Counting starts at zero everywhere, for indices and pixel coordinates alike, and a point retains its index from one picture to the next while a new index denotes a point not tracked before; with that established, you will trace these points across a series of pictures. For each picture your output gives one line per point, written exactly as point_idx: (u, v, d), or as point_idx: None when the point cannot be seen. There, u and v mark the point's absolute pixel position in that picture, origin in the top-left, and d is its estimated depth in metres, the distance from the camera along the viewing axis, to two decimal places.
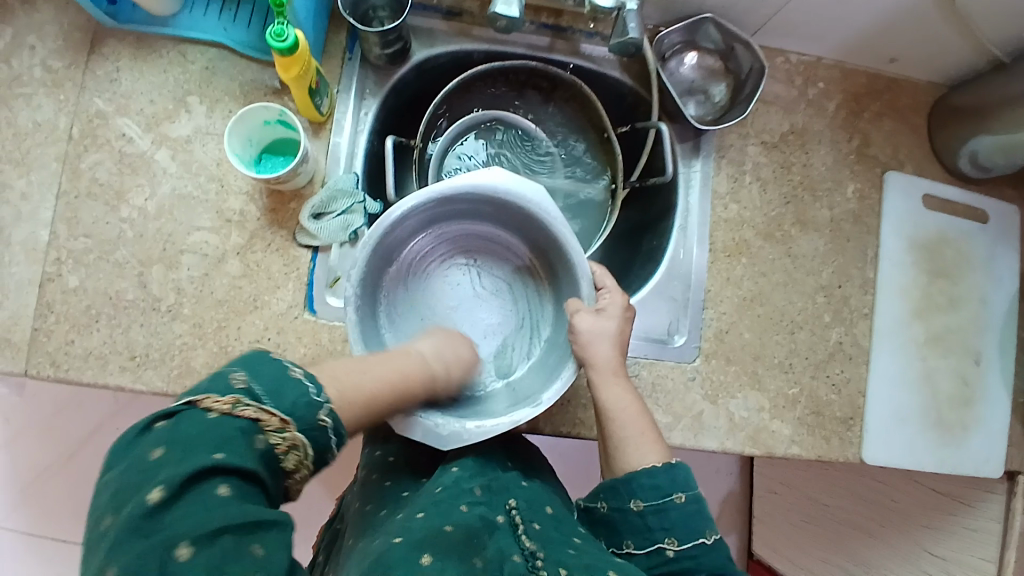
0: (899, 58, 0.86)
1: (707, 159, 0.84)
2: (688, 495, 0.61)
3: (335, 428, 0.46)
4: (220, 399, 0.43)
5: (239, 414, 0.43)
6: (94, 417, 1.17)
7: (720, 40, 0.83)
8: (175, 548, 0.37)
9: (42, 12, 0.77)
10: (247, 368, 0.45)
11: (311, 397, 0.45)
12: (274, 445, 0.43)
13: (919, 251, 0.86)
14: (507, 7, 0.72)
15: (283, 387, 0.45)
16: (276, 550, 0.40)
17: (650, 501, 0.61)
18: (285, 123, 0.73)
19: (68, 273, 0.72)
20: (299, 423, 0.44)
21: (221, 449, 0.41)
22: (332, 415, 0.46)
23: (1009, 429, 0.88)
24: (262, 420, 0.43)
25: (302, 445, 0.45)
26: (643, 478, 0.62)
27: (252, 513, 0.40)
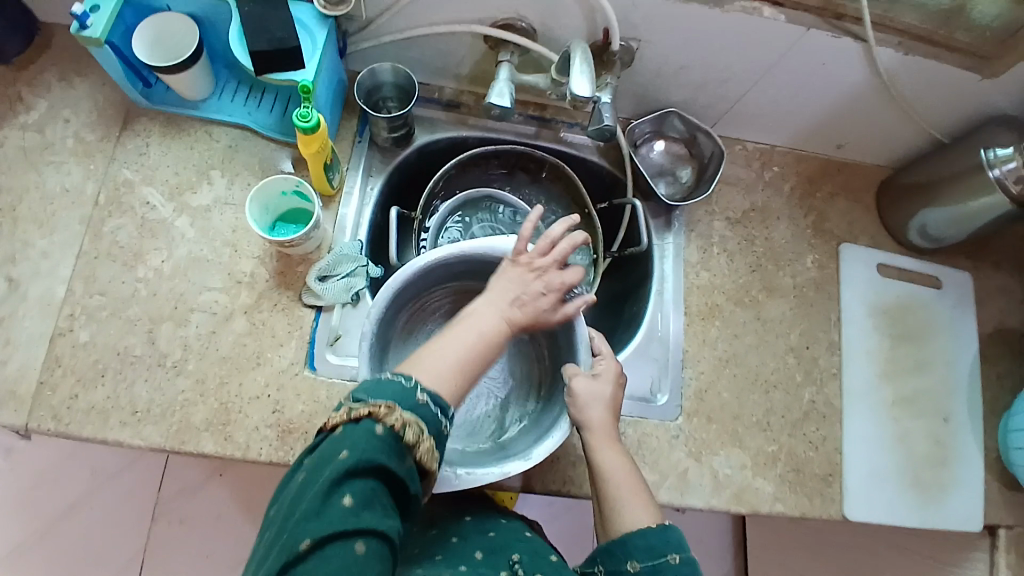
0: (845, 144, 0.98)
1: (678, 233, 0.93)
2: (682, 556, 0.62)
3: (435, 403, 0.54)
4: (338, 413, 0.51)
5: (354, 417, 0.50)
6: (78, 487, 1.20)
7: (684, 130, 0.95)
8: (298, 543, 0.45)
9: (77, 90, 0.86)
10: (360, 389, 0.53)
11: (405, 385, 0.53)
12: (392, 429, 0.50)
13: (880, 316, 0.94)
14: (500, 99, 0.79)
15: (383, 389, 0.52)
16: (373, 547, 0.46)
17: (646, 561, 0.61)
18: (299, 193, 0.80)
19: (80, 327, 0.76)
20: (402, 406, 0.51)
21: (344, 449, 0.49)
22: (427, 394, 0.53)
23: (986, 487, 0.91)
24: (373, 413, 0.50)
25: (413, 422, 0.51)
26: (637, 539, 0.62)
27: (366, 512, 0.47)
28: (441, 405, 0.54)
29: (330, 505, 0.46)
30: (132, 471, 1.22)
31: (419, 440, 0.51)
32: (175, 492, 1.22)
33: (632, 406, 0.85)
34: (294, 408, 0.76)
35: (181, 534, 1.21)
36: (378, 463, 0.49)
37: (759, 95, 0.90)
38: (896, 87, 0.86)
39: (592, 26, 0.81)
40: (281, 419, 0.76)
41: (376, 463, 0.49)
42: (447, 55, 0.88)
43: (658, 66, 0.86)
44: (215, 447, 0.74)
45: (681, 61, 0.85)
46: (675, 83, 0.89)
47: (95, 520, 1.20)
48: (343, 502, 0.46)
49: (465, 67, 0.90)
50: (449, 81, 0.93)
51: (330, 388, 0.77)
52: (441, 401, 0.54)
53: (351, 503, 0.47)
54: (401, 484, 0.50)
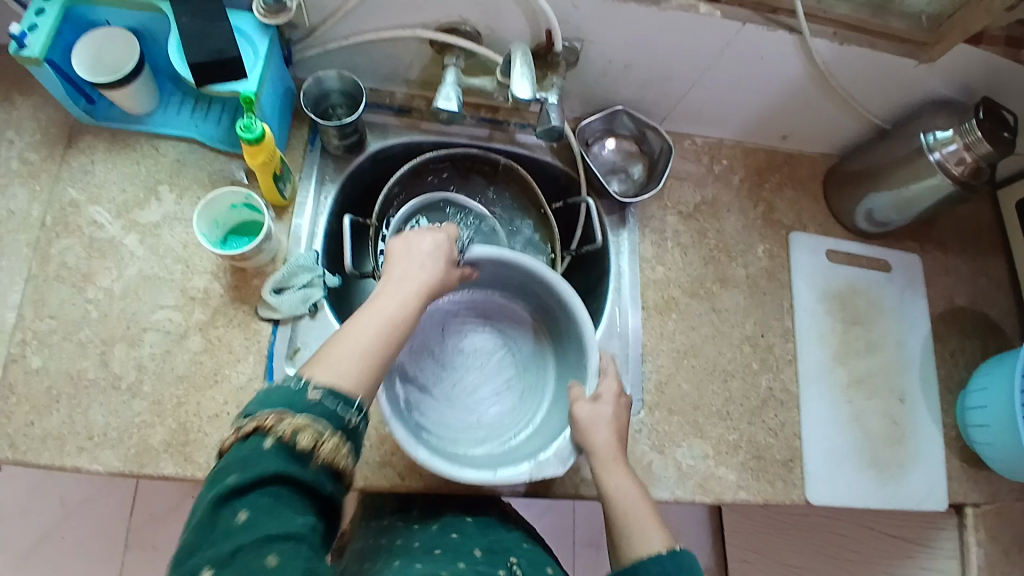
0: (790, 135, 1.00)
1: (633, 229, 0.94)
2: None
3: (331, 397, 0.53)
4: (226, 435, 0.51)
5: (229, 436, 0.50)
6: (52, 512, 1.18)
7: (634, 127, 0.96)
8: (200, 571, 0.45)
9: (21, 111, 0.84)
10: (249, 403, 0.52)
11: (296, 387, 0.53)
12: (282, 438, 0.49)
13: (832, 301, 0.97)
14: (447, 103, 0.79)
15: (265, 398, 0.52)
16: (288, 562, 0.46)
17: None
18: (249, 207, 0.79)
19: (31, 353, 0.75)
20: (293, 410, 0.51)
21: (230, 473, 0.48)
22: (321, 391, 0.52)
23: (943, 461, 0.95)
24: (259, 426, 0.50)
25: (305, 425, 0.50)
26: (649, 567, 0.61)
27: (263, 530, 0.46)
28: (337, 397, 0.53)
29: (223, 525, 0.47)
30: (101, 495, 1.20)
31: (317, 440, 0.50)
32: (148, 516, 1.21)
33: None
34: None
35: (156, 556, 1.19)
36: (275, 473, 0.48)
37: (704, 90, 0.92)
38: (833, 77, 0.88)
39: (535, 28, 0.81)
40: None
41: (267, 473, 0.48)
42: (395, 61, 0.88)
43: (604, 66, 0.87)
44: (176, 468, 0.73)
45: (625, 60, 0.86)
46: (621, 81, 0.90)
47: (66, 549, 1.18)
48: (238, 518, 0.47)
49: (413, 72, 0.90)
50: (399, 87, 0.93)
51: None
52: (341, 395, 0.53)
53: (246, 517, 0.47)
54: (311, 489, 0.50)
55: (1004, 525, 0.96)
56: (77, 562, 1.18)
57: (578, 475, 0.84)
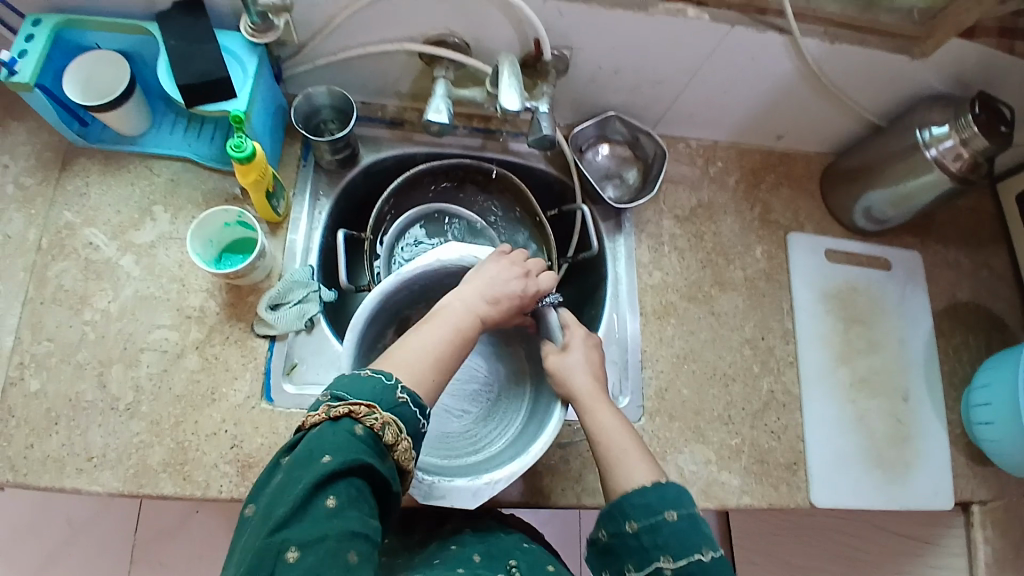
0: (785, 135, 1.00)
1: (629, 235, 0.94)
2: (680, 512, 0.60)
3: (414, 402, 0.56)
4: (316, 413, 0.53)
5: (330, 417, 0.52)
6: (57, 532, 1.18)
7: (626, 132, 0.96)
8: (285, 552, 0.46)
9: (16, 135, 0.85)
10: (340, 389, 0.55)
11: (386, 382, 0.55)
12: (372, 428, 0.52)
13: (832, 300, 0.96)
14: (438, 115, 0.79)
15: (362, 386, 0.55)
16: (365, 560, 0.48)
17: (643, 519, 0.60)
18: (242, 224, 0.80)
19: (30, 377, 0.75)
20: (383, 404, 0.54)
21: (326, 453, 0.50)
22: (407, 391, 0.56)
23: (951, 459, 0.94)
24: (353, 412, 0.52)
25: (393, 421, 0.53)
26: (633, 499, 0.61)
27: (351, 521, 0.48)
28: (421, 403, 0.56)
29: (313, 508, 0.48)
30: (107, 514, 1.21)
31: (397, 440, 0.53)
32: (153, 534, 1.21)
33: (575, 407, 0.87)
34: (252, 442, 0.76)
35: (161, 574, 1.19)
36: (362, 464, 0.51)
37: (696, 93, 0.91)
38: (826, 76, 0.88)
39: (524, 38, 0.81)
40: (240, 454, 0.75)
41: (359, 462, 0.50)
42: (385, 74, 0.88)
43: (594, 72, 0.87)
44: (175, 488, 0.73)
45: (615, 66, 0.86)
46: (612, 87, 0.90)
47: (72, 569, 1.18)
48: (327, 503, 0.48)
49: (404, 85, 0.90)
50: (390, 100, 0.93)
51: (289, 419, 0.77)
52: (420, 398, 0.57)
53: (335, 504, 0.48)
54: (384, 483, 0.52)
55: (1015, 524, 0.95)
56: None
57: (579, 485, 0.83)
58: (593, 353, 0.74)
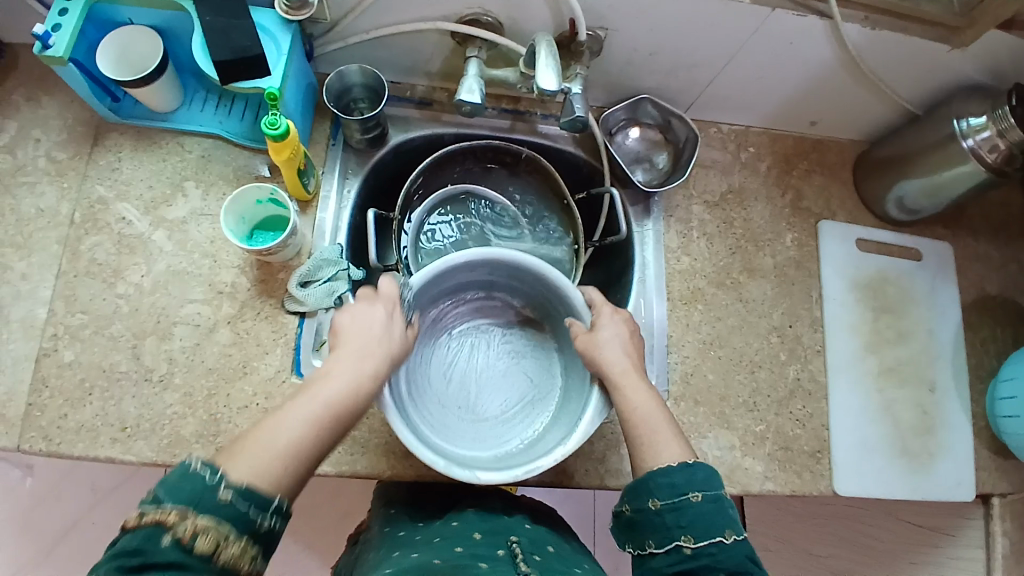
0: (819, 121, 0.98)
1: (657, 219, 0.93)
2: (705, 495, 0.61)
3: (242, 499, 0.50)
4: (132, 514, 0.49)
5: (143, 521, 0.48)
6: (83, 501, 1.21)
7: (658, 115, 0.94)
8: None
9: (48, 109, 0.86)
10: (163, 484, 0.50)
11: (206, 480, 0.50)
12: (180, 538, 0.48)
13: (861, 290, 0.95)
14: (470, 95, 0.78)
15: (183, 482, 0.49)
16: None
17: (667, 499, 0.61)
18: (275, 201, 0.80)
19: (63, 348, 0.76)
20: (199, 510, 0.49)
21: (145, 554, 0.47)
22: (233, 491, 0.50)
23: (976, 451, 0.93)
24: (167, 522, 0.48)
25: (212, 526, 0.48)
26: (659, 478, 0.62)
27: None
28: (251, 498, 0.51)
29: None
30: (131, 484, 1.23)
31: (218, 546, 0.48)
32: None
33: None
34: None
35: None
36: (135, 565, 0.46)
37: (730, 78, 0.90)
38: (864, 62, 0.86)
39: (558, 18, 0.80)
40: None
41: (136, 560, 0.46)
42: (414, 54, 0.87)
43: (628, 53, 0.86)
44: (207, 458, 0.74)
45: (649, 48, 0.85)
46: (644, 69, 0.89)
47: (97, 534, 1.20)
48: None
49: (434, 64, 0.89)
50: (420, 79, 0.92)
51: None
52: (260, 499, 0.51)
53: None
54: None
55: None
56: (108, 547, 1.20)
57: (603, 467, 0.83)
58: (623, 336, 0.73)
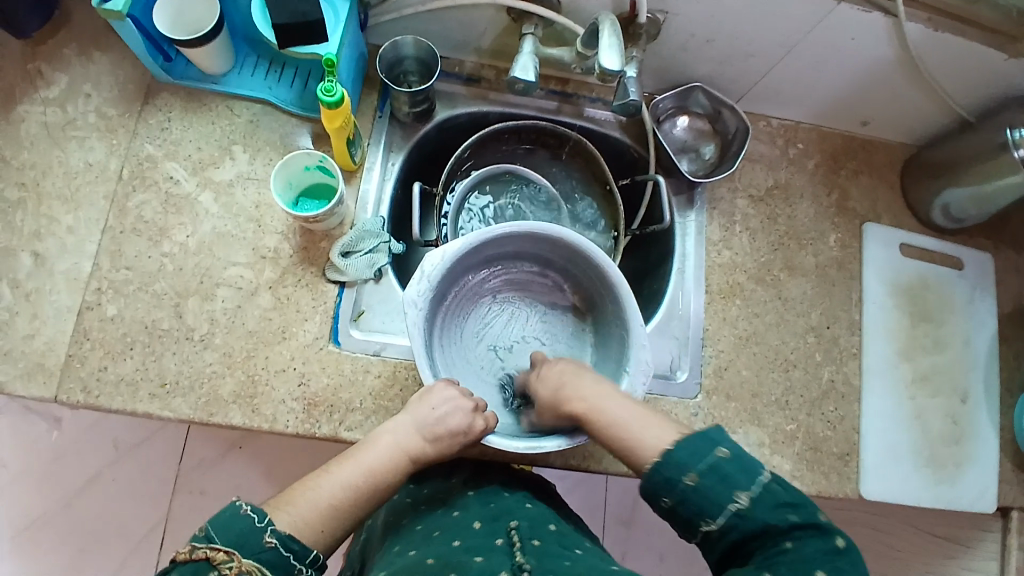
0: (871, 121, 0.96)
1: (700, 210, 0.92)
2: (728, 447, 0.59)
3: (284, 545, 0.54)
4: (180, 551, 0.50)
5: (194, 557, 0.50)
6: (107, 456, 1.23)
7: (708, 105, 0.93)
8: None
9: (100, 65, 0.86)
10: (211, 522, 0.52)
11: (256, 523, 0.53)
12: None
13: (901, 295, 0.94)
14: (524, 74, 0.77)
15: (231, 522, 0.52)
16: None
17: (699, 471, 0.58)
18: (323, 169, 0.80)
19: (107, 302, 0.77)
20: (244, 551, 0.51)
21: None
22: (276, 535, 0.53)
23: (1006, 464, 0.92)
24: (213, 558, 0.50)
25: (255, 572, 0.51)
26: (682, 452, 0.59)
27: None
28: (291, 547, 0.54)
29: None
30: (155, 442, 1.25)
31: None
32: (196, 463, 1.25)
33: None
34: (319, 383, 0.77)
35: (201, 504, 1.23)
36: None
37: (785, 70, 0.88)
38: (925, 62, 0.84)
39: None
40: (306, 393, 0.77)
41: None
42: (468, 29, 0.86)
43: (684, 39, 0.85)
44: (243, 419, 0.75)
45: (706, 35, 0.83)
46: (699, 56, 0.88)
47: (119, 489, 1.23)
48: None
49: (486, 41, 0.89)
50: (469, 56, 0.92)
51: (355, 362, 0.78)
52: (294, 545, 0.54)
53: None
54: None
55: None
56: (129, 503, 1.22)
57: None
58: None
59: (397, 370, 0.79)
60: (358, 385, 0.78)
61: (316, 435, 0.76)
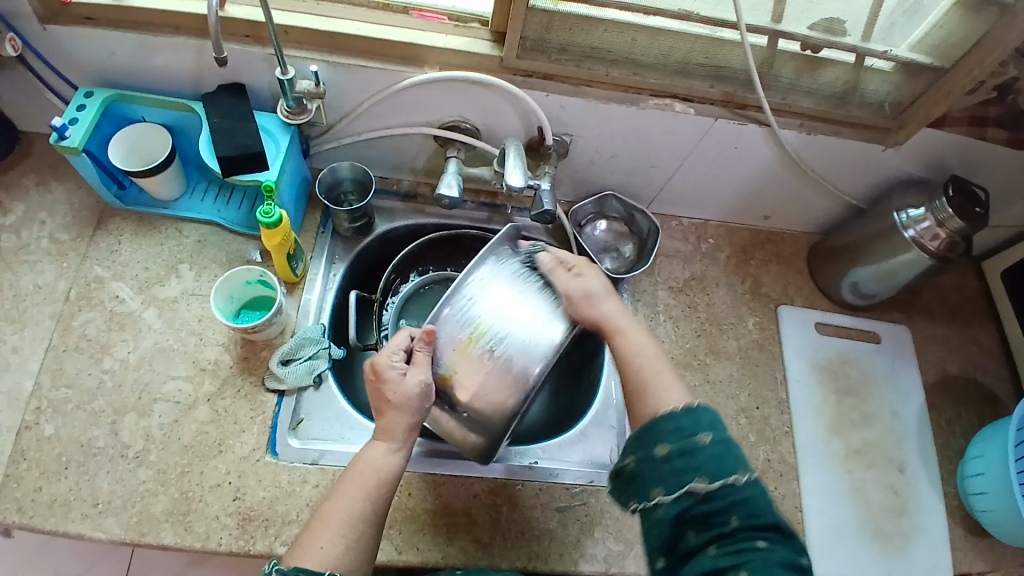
0: (771, 215, 1.07)
1: (625, 303, 0.99)
2: (712, 436, 0.62)
3: (292, 570, 0.59)
4: None
5: None
6: None
7: (622, 210, 1.02)
8: None
9: (55, 194, 0.92)
10: None
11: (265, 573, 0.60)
12: None
13: (823, 371, 0.99)
14: (448, 190, 0.85)
15: None
16: None
17: (675, 443, 0.61)
18: (263, 282, 0.85)
19: (45, 421, 0.78)
20: None
21: None
22: (283, 567, 0.60)
23: (952, 535, 0.92)
24: None
25: None
26: (666, 424, 0.63)
27: None
28: (300, 568, 0.59)
29: None
30: None
31: None
32: None
33: (547, 469, 0.86)
34: (255, 495, 0.77)
35: None
36: None
37: (687, 175, 0.99)
38: (805, 161, 0.95)
39: (527, 125, 0.90)
40: (242, 507, 0.76)
41: None
42: (401, 153, 0.96)
43: (591, 155, 0.95)
44: (175, 538, 0.74)
45: (610, 150, 0.94)
46: (607, 168, 0.98)
47: None
48: None
49: (419, 162, 0.98)
50: (405, 175, 1.01)
51: (292, 473, 0.79)
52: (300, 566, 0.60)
53: None
54: None
55: None
56: None
57: (578, 551, 0.82)
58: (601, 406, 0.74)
59: (334, 478, 0.79)
60: (296, 495, 0.78)
61: (250, 551, 0.74)
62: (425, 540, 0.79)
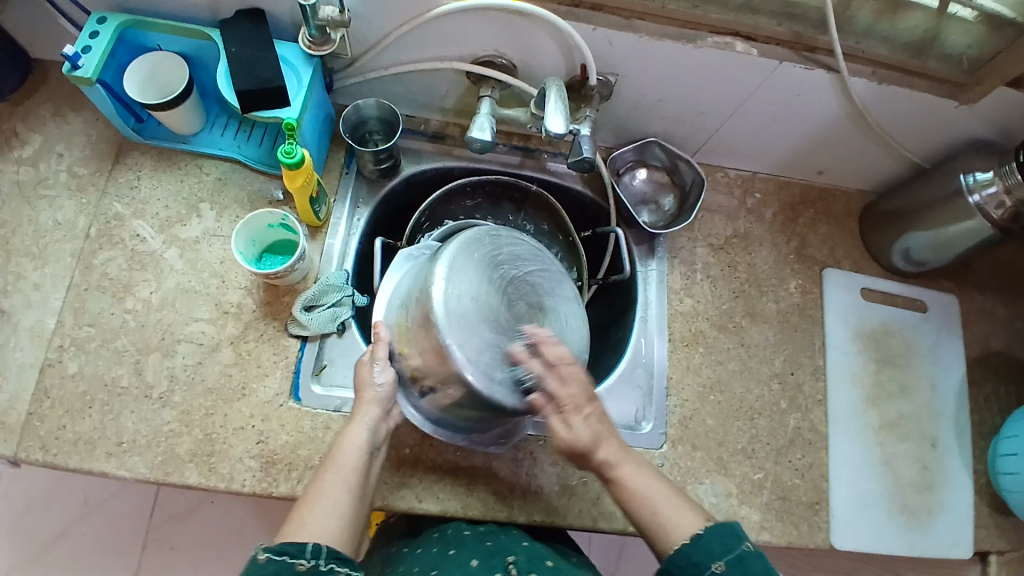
0: (826, 170, 0.99)
1: (661, 260, 0.94)
2: (726, 564, 0.61)
3: (275, 552, 0.58)
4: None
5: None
6: (65, 517, 1.17)
7: (665, 159, 0.96)
8: None
9: (74, 126, 0.89)
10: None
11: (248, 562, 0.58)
12: None
13: (864, 340, 0.95)
14: (481, 133, 0.80)
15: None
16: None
17: (708, 568, 0.61)
18: (285, 226, 0.82)
19: (69, 359, 0.78)
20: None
21: None
22: (266, 549, 0.58)
23: (978, 512, 0.90)
24: None
25: None
26: (680, 559, 0.62)
27: None
28: (284, 549, 0.58)
29: None
30: (121, 496, 1.19)
31: None
32: (167, 518, 1.19)
33: None
34: (277, 440, 0.77)
35: (172, 561, 1.18)
36: None
37: (737, 125, 0.92)
38: (871, 115, 0.87)
39: (570, 63, 0.83)
40: (265, 451, 0.76)
41: None
42: (431, 91, 0.90)
43: (636, 99, 0.88)
44: (199, 478, 0.75)
45: (658, 94, 0.87)
46: (651, 115, 0.91)
47: (84, 546, 1.16)
48: None
49: (450, 101, 0.92)
50: (434, 114, 0.95)
51: (314, 419, 0.78)
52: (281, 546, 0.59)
53: None
54: None
55: None
56: (93, 562, 1.16)
57: (597, 509, 0.81)
58: None
59: None
60: (319, 442, 0.77)
61: (273, 494, 0.75)
62: (445, 490, 0.79)
